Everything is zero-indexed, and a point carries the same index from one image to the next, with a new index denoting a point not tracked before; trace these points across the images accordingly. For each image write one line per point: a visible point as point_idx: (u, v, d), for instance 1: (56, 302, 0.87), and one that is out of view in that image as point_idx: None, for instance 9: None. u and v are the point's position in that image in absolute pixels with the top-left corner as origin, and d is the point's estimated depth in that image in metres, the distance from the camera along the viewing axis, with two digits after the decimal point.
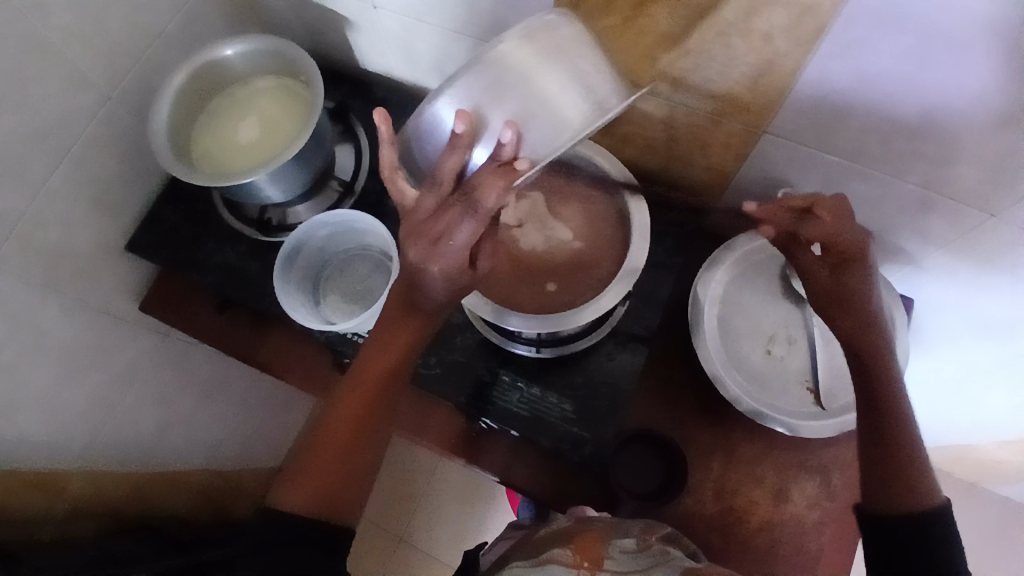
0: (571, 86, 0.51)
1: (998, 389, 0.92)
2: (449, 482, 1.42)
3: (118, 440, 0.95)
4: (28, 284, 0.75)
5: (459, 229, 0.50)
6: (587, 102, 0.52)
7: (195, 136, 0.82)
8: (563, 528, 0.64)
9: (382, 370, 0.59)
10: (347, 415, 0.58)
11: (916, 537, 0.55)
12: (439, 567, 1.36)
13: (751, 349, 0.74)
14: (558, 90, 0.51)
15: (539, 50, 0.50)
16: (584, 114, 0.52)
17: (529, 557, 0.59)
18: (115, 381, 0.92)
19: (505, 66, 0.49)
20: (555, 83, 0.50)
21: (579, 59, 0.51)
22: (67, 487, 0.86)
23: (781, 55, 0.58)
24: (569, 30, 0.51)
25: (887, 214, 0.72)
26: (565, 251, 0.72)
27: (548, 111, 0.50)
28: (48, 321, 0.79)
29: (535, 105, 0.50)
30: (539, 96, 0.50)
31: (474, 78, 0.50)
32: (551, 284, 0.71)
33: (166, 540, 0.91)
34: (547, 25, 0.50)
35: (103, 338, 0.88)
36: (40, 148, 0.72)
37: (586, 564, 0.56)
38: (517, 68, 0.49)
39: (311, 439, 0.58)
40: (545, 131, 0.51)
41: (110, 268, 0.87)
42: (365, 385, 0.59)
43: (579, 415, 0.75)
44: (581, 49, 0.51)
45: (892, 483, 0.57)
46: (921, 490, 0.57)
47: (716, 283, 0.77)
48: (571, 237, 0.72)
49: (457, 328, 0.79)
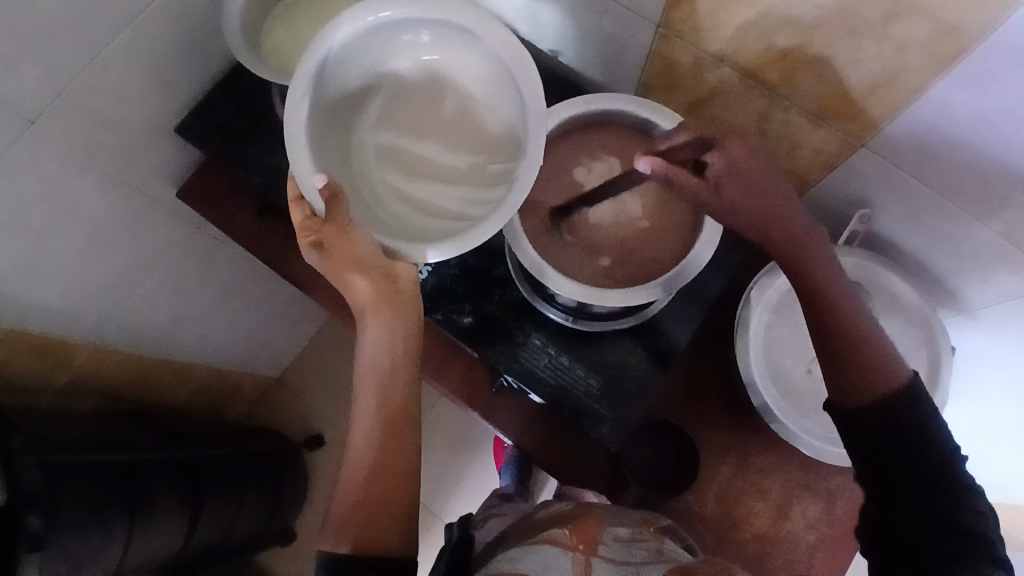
0: (362, 97, 0.62)
1: (1001, 447, 0.91)
2: (440, 427, 1.32)
3: (129, 323, 0.95)
4: (68, 148, 0.72)
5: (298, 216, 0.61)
6: (346, 90, 0.60)
7: (270, 26, 0.74)
8: (563, 510, 0.64)
9: (376, 416, 0.60)
10: (364, 463, 0.58)
11: (901, 445, 0.55)
12: (426, 516, 1.29)
13: (793, 365, 0.73)
14: (380, 117, 0.62)
15: (351, 117, 0.61)
16: (324, 95, 0.59)
17: (527, 537, 0.60)
18: (138, 263, 0.91)
19: (365, 158, 0.62)
20: (397, 112, 0.63)
21: (352, 78, 0.60)
22: (71, 361, 0.89)
23: (908, 69, 0.54)
24: (358, 94, 0.61)
25: (956, 258, 0.69)
26: (631, 228, 0.69)
27: (369, 118, 0.62)
28: (82, 188, 0.77)
29: (374, 139, 0.62)
30: (393, 133, 0.62)
31: (367, 186, 0.61)
32: (606, 258, 0.69)
33: (159, 428, 0.93)
34: (349, 112, 0.61)
35: (134, 218, 0.87)
36: (107, 11, 0.65)
37: (580, 545, 0.57)
38: (359, 146, 0.62)
39: (344, 492, 0.58)
40: (381, 119, 0.62)
41: (156, 149, 0.84)
42: (374, 436, 0.59)
43: (604, 393, 0.72)
44: (361, 81, 0.61)
45: (857, 380, 0.58)
46: (884, 375, 0.57)
47: (774, 290, 0.73)
48: (640, 215, 0.70)
49: (497, 282, 0.75)
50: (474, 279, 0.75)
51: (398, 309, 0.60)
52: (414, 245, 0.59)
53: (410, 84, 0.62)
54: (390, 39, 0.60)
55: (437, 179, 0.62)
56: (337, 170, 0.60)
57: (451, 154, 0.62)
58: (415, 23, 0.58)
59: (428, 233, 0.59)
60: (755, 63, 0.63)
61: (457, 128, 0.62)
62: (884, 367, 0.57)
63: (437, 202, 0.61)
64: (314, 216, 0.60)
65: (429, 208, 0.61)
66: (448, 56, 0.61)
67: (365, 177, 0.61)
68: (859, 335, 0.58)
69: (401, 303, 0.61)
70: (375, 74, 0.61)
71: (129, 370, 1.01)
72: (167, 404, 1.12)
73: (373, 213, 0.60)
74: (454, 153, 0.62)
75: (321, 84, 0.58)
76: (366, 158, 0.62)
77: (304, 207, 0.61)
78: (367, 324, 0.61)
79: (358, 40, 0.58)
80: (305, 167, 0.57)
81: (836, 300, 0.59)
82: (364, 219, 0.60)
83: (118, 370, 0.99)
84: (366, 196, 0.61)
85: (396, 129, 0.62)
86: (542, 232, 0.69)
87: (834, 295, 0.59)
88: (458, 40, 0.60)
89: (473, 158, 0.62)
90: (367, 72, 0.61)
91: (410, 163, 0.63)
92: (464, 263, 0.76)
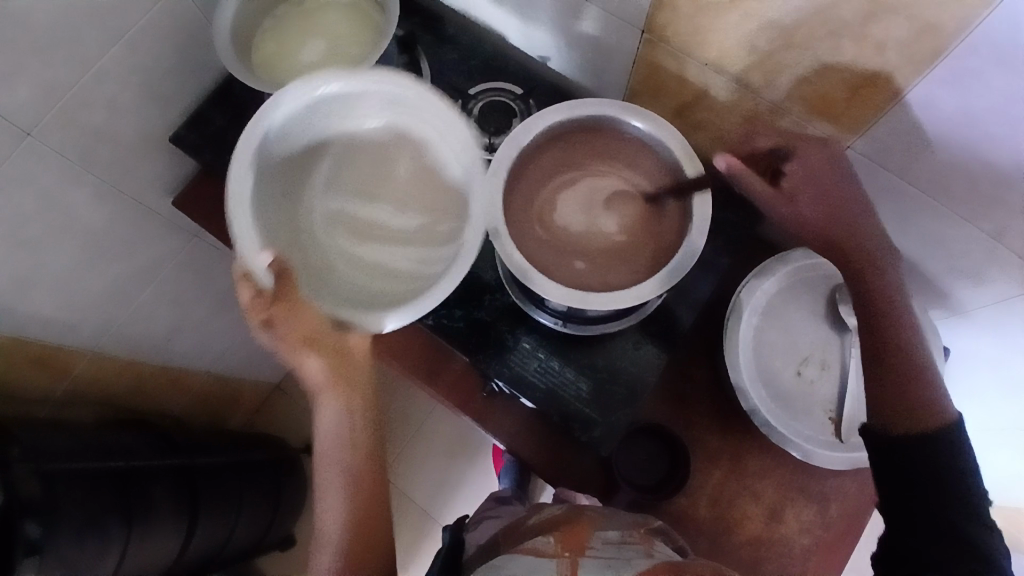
0: (307, 170, 0.69)
1: (1000, 447, 0.90)
2: (437, 433, 1.32)
3: (126, 331, 0.96)
4: (64, 159, 0.73)
5: (244, 294, 0.59)
6: (292, 161, 0.68)
7: (260, 39, 0.75)
8: (555, 515, 0.65)
9: (347, 492, 0.63)
10: (337, 528, 0.62)
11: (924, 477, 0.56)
12: (426, 522, 1.28)
13: (783, 367, 0.73)
14: (328, 186, 0.70)
15: (302, 184, 0.69)
16: (271, 170, 0.66)
17: (513, 545, 0.60)
18: (134, 273, 0.92)
19: (314, 224, 0.69)
20: (342, 180, 0.70)
21: (301, 148, 0.68)
22: (70, 369, 0.88)
23: (888, 69, 0.55)
24: (306, 163, 0.69)
25: (946, 257, 0.69)
26: (604, 240, 0.70)
27: (317, 185, 0.70)
28: (78, 199, 0.78)
29: (324, 205, 0.70)
30: (343, 199, 0.70)
31: (319, 249, 0.68)
32: (580, 262, 0.68)
33: (156, 436, 0.93)
34: (298, 182, 0.69)
35: (130, 228, 0.88)
36: (99, 24, 0.67)
37: (566, 552, 0.56)
38: (309, 213, 0.69)
39: (322, 558, 0.62)
40: (328, 184, 0.70)
41: (152, 160, 0.85)
42: (350, 514, 0.62)
43: (594, 397, 0.73)
44: (310, 151, 0.69)
45: (898, 405, 0.59)
46: (928, 412, 0.58)
47: (763, 292, 0.74)
48: (615, 230, 0.70)
49: (487, 288, 0.76)
50: (465, 285, 0.76)
51: (354, 382, 0.63)
52: (373, 304, 0.64)
53: (358, 150, 0.71)
54: (337, 114, 0.68)
55: (387, 240, 0.69)
56: (280, 244, 0.65)
57: (399, 215, 0.69)
58: (355, 96, 0.66)
59: (380, 294, 0.65)
60: (737, 66, 0.64)
61: (404, 190, 0.70)
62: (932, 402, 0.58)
63: (389, 261, 0.68)
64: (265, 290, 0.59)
65: (381, 266, 0.68)
66: (392, 125, 0.70)
67: (317, 243, 0.68)
68: (910, 364, 0.59)
69: (353, 373, 0.63)
70: (323, 143, 0.69)
71: (128, 379, 1.01)
72: (165, 411, 1.12)
73: (325, 277, 0.66)
74: (402, 213, 0.69)
75: (268, 161, 0.65)
76: (317, 226, 0.69)
77: (254, 282, 0.59)
78: (323, 403, 0.63)
79: (302, 116, 0.66)
80: (253, 242, 0.61)
81: (891, 321, 0.60)
82: (317, 284, 0.65)
83: (116, 377, 0.98)
84: (318, 258, 0.67)
85: (344, 196, 0.70)
86: (528, 234, 0.69)
87: (891, 315, 0.60)
88: (401, 108, 0.68)
89: (421, 220, 0.69)
90: (315, 143, 0.69)
91: (359, 225, 0.70)
92: None
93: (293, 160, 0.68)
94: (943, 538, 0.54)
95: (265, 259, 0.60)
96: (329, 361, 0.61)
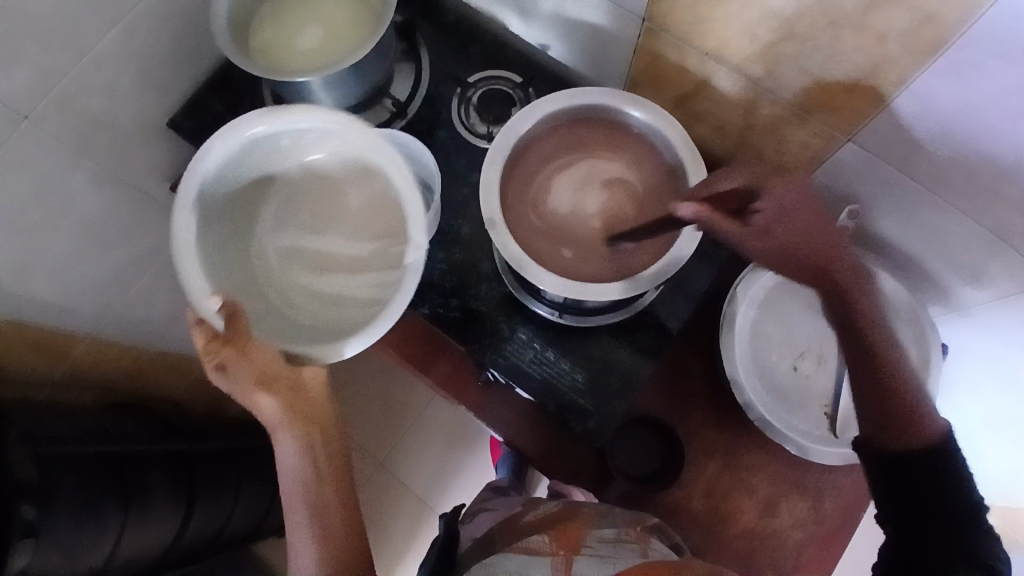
0: (254, 210, 0.70)
1: (991, 443, 0.90)
2: (435, 421, 1.32)
3: (126, 317, 0.96)
4: (63, 145, 0.73)
5: (198, 340, 0.58)
6: (232, 203, 0.68)
7: (257, 25, 0.74)
8: (552, 512, 0.66)
9: (317, 532, 0.61)
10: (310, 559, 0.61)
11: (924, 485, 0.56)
12: (423, 510, 1.28)
13: (779, 360, 0.73)
14: (276, 223, 0.70)
15: (251, 223, 0.70)
16: (211, 222, 0.67)
17: (509, 542, 0.61)
18: (133, 257, 0.92)
19: (267, 261, 0.70)
20: (292, 215, 0.71)
21: (241, 191, 0.69)
22: (68, 353, 0.86)
23: (889, 61, 0.54)
24: (250, 202, 0.70)
25: (947, 252, 0.68)
26: (586, 228, 0.69)
27: (265, 225, 0.70)
28: (77, 186, 0.78)
29: (276, 240, 0.70)
30: (293, 234, 0.70)
31: (275, 284, 0.69)
32: (567, 251, 0.68)
33: (154, 421, 0.94)
34: (246, 224, 0.70)
35: (129, 214, 0.88)
36: (96, 10, 0.67)
37: (562, 552, 0.57)
38: (262, 251, 0.70)
39: None
40: (275, 220, 0.70)
41: (151, 146, 0.85)
42: (322, 554, 0.61)
43: (589, 387, 0.74)
44: (252, 192, 0.70)
45: (898, 422, 0.58)
46: (922, 428, 0.58)
47: (762, 285, 0.74)
48: (595, 220, 0.69)
49: (483, 277, 0.76)
50: (462, 275, 0.76)
51: (311, 418, 0.62)
52: (333, 338, 0.65)
53: (303, 181, 0.71)
54: (269, 152, 0.68)
55: (339, 270, 0.70)
56: (229, 286, 0.66)
57: (348, 245, 0.70)
58: (281, 134, 0.67)
59: (339, 322, 0.67)
60: (737, 57, 0.63)
61: (352, 219, 0.70)
62: (924, 419, 0.58)
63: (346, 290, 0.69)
64: (218, 334, 0.58)
65: (338, 296, 0.69)
66: (330, 155, 0.70)
67: (274, 281, 0.69)
68: (904, 383, 0.58)
69: (310, 409, 0.62)
70: (262, 179, 0.70)
71: (127, 365, 0.99)
72: (168, 395, 1.09)
73: (281, 311, 0.68)
74: (350, 244, 0.70)
75: (208, 212, 0.66)
76: (272, 263, 0.70)
77: (206, 326, 0.59)
78: (279, 441, 0.61)
79: (233, 163, 0.67)
80: (201, 287, 0.63)
81: (885, 343, 0.59)
82: (270, 322, 0.66)
83: (116, 361, 0.96)
84: (273, 292, 0.69)
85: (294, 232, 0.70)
86: (526, 225, 0.68)
87: (879, 338, 0.59)
88: (334, 137, 0.68)
89: (373, 244, 0.69)
90: (254, 181, 0.69)
91: (313, 258, 0.70)
92: (450, 259, 0.76)
93: (235, 207, 0.69)
94: (948, 550, 0.53)
95: (215, 304, 0.61)
96: (284, 402, 0.60)
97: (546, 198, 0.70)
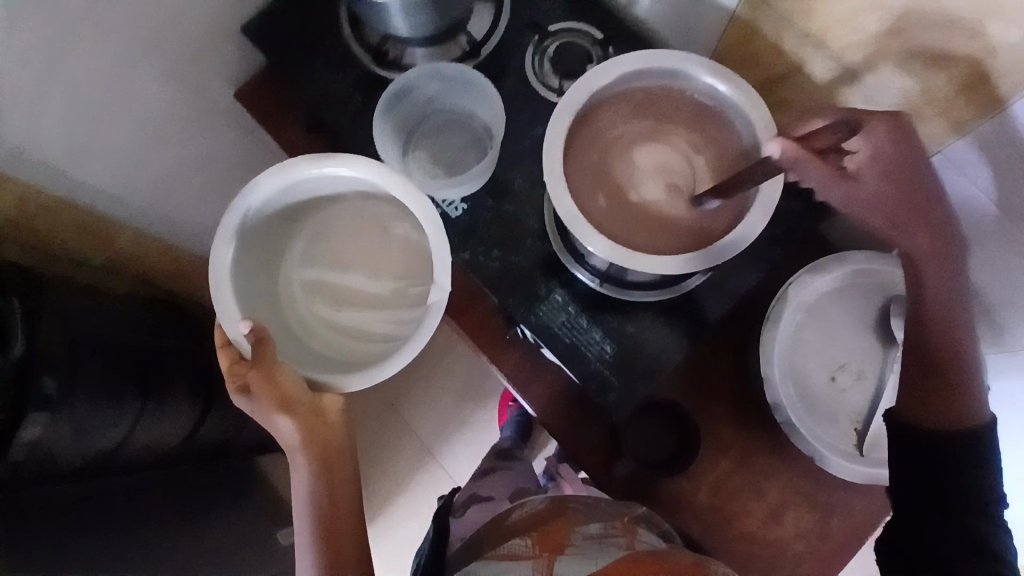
0: (283, 243, 0.74)
1: None
2: (450, 371, 1.31)
3: (171, 216, 0.97)
4: (136, 36, 0.73)
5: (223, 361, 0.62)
6: (264, 236, 0.70)
7: None
8: (538, 511, 0.65)
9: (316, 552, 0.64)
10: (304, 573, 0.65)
11: (943, 466, 0.57)
12: (424, 457, 1.30)
13: (816, 371, 0.72)
14: (304, 255, 0.75)
15: (278, 256, 0.73)
16: (247, 253, 0.68)
17: (490, 548, 0.60)
18: (188, 157, 0.93)
19: (292, 291, 0.74)
20: (318, 248, 0.75)
21: (275, 225, 0.71)
22: (112, 242, 0.88)
23: (999, 74, 0.50)
24: (281, 235, 0.73)
25: (1012, 288, 0.65)
26: (650, 200, 0.67)
27: (291, 258, 0.74)
28: (144, 79, 0.78)
29: (302, 272, 0.75)
30: (317, 269, 0.75)
31: (296, 312, 0.73)
32: (603, 198, 0.66)
33: (180, 319, 0.95)
34: (275, 255, 0.73)
35: (190, 114, 0.88)
36: None
37: (546, 554, 0.56)
38: (287, 282, 0.74)
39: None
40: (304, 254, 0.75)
41: (221, 49, 0.85)
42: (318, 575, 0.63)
43: (616, 361, 0.71)
44: (284, 225, 0.72)
45: (939, 402, 0.58)
46: (963, 409, 0.58)
47: (813, 289, 0.71)
48: (655, 197, 0.67)
49: (528, 233, 0.74)
50: (507, 227, 0.75)
51: (327, 439, 0.67)
52: (353, 365, 0.68)
53: (335, 216, 0.74)
54: (303, 194, 0.70)
55: (358, 305, 0.74)
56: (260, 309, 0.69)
57: (370, 283, 0.75)
58: (327, 178, 0.67)
59: (354, 353, 0.70)
60: (837, 43, 0.59)
61: (376, 259, 0.75)
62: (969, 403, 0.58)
63: (363, 325, 0.73)
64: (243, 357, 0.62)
65: (353, 328, 0.73)
66: (362, 199, 0.73)
67: (295, 309, 0.73)
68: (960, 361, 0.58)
69: (324, 431, 0.66)
70: (293, 215, 0.72)
71: (166, 265, 1.01)
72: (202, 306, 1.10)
73: (302, 336, 0.71)
74: (370, 283, 0.75)
75: (247, 241, 0.67)
76: (296, 292, 0.74)
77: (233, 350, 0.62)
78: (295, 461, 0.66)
79: (272, 200, 0.68)
80: (234, 314, 0.63)
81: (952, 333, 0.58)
82: (291, 346, 0.69)
83: (156, 260, 0.98)
84: (296, 318, 0.73)
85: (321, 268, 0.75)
86: (581, 185, 0.66)
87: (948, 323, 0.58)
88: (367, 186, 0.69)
89: (393, 283, 0.74)
90: (286, 216, 0.71)
91: (333, 291, 0.75)
92: (499, 209, 0.75)
93: (268, 239, 0.71)
94: (960, 537, 0.56)
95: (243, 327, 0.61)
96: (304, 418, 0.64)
97: (613, 159, 0.67)
